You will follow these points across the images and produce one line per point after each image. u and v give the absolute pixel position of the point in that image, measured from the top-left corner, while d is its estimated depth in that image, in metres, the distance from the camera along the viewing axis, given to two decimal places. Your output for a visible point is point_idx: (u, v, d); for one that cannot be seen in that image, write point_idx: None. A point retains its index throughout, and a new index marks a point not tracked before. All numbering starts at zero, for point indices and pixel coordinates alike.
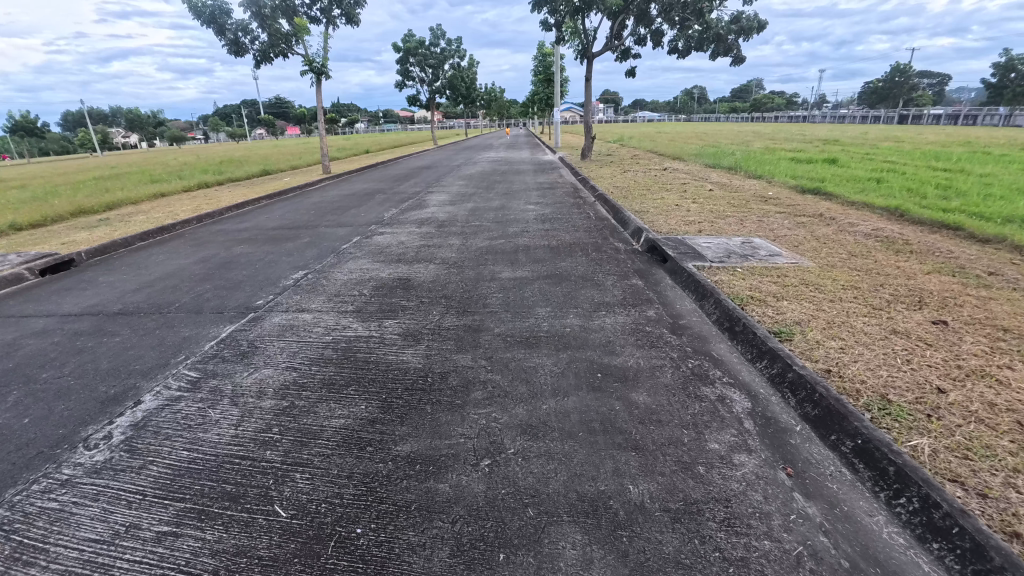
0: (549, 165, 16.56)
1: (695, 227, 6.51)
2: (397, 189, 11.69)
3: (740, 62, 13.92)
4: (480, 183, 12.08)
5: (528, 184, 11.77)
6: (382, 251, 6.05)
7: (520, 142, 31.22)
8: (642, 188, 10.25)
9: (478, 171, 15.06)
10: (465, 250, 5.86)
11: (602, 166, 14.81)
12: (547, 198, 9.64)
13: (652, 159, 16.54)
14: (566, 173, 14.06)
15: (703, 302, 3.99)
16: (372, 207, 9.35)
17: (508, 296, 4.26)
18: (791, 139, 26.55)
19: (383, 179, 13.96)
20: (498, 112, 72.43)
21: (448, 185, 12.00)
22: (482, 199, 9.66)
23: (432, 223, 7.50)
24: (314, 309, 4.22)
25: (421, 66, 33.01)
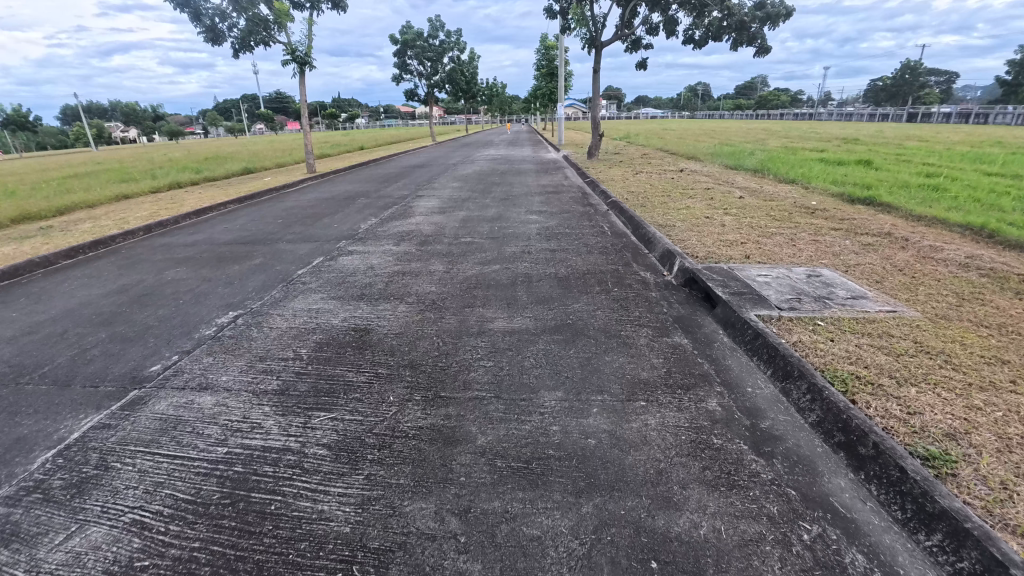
0: (553, 165, 15.23)
1: (738, 248, 5.19)
2: (382, 192, 10.37)
3: (765, 52, 12.50)
4: (475, 186, 10.75)
5: (529, 187, 10.42)
6: (344, 280, 4.76)
7: (522, 139, 29.79)
8: (661, 194, 8.91)
9: (476, 171, 13.76)
10: (449, 280, 4.57)
11: (612, 166, 13.45)
12: (552, 205, 8.32)
13: (665, 159, 15.17)
14: (571, 174, 12.73)
15: (789, 386, 2.71)
16: (349, 214, 8.07)
17: (500, 367, 2.97)
18: (808, 139, 25.19)
19: (370, 180, 12.64)
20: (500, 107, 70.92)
21: (440, 187, 10.68)
22: (476, 206, 8.35)
23: (413, 237, 6.20)
24: (223, 386, 2.94)
25: (418, 59, 31.50)
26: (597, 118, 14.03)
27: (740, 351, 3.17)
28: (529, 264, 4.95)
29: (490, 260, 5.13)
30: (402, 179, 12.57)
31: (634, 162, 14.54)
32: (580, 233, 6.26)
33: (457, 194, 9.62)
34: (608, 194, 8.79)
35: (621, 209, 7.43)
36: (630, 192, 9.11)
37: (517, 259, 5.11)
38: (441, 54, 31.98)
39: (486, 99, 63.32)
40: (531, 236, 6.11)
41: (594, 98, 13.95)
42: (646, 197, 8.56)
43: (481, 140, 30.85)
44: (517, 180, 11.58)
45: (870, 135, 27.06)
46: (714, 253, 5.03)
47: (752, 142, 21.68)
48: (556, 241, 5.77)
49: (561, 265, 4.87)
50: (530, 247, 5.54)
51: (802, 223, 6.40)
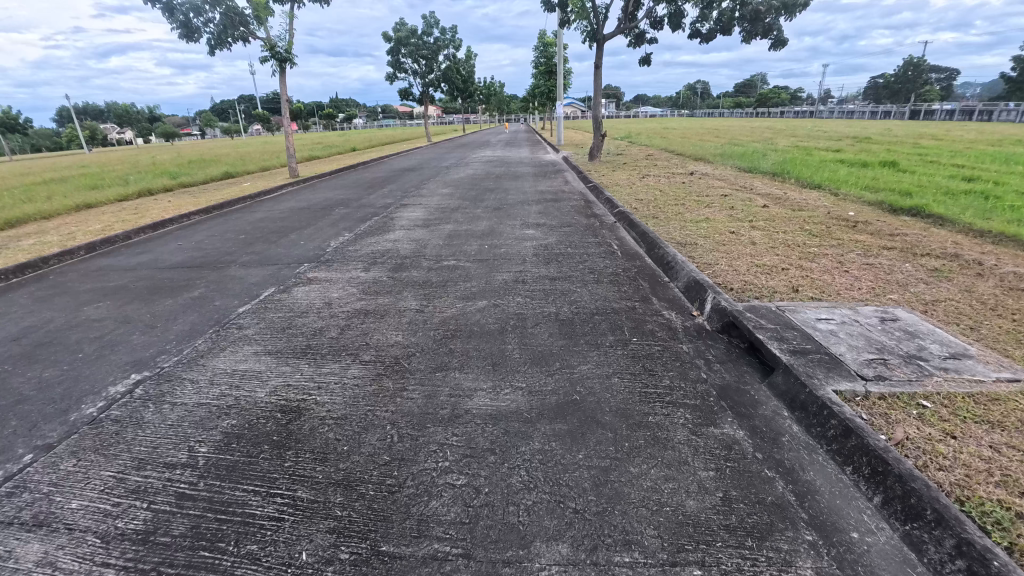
0: (552, 167, 14.27)
1: (780, 276, 4.23)
2: (364, 200, 9.40)
3: (781, 45, 11.49)
4: (467, 192, 9.79)
5: (526, 194, 9.45)
6: (291, 322, 3.80)
7: (520, 140, 28.79)
8: (673, 201, 7.94)
9: (469, 175, 12.80)
10: (422, 323, 3.62)
11: (616, 169, 12.49)
12: (551, 216, 7.36)
13: (671, 160, 14.21)
14: (572, 177, 11.78)
15: (919, 536, 1.75)
16: (322, 228, 7.10)
17: (475, 491, 2.00)
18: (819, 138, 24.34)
19: (354, 185, 11.67)
20: (498, 107, 70.05)
21: (429, 194, 9.72)
22: (465, 217, 7.38)
23: (387, 260, 5.25)
24: (66, 524, 1.97)
25: (412, 57, 30.48)
26: (599, 117, 13.06)
27: (822, 455, 2.21)
28: (523, 299, 3.99)
29: (475, 293, 4.16)
30: (388, 184, 11.60)
31: (639, 164, 13.57)
32: (584, 253, 5.30)
33: (445, 203, 8.65)
34: (613, 202, 7.82)
35: (631, 221, 6.47)
36: (637, 199, 8.14)
37: (508, 292, 4.15)
38: (436, 52, 30.98)
39: (484, 98, 62.29)
40: (526, 257, 5.16)
41: (596, 96, 12.96)
42: (657, 206, 7.59)
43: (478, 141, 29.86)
44: (512, 185, 10.62)
45: (879, 134, 26.12)
46: (752, 283, 4.07)
47: (760, 142, 20.69)
48: (557, 265, 4.82)
49: (562, 302, 3.91)
50: (525, 274, 4.58)
51: (846, 239, 5.45)
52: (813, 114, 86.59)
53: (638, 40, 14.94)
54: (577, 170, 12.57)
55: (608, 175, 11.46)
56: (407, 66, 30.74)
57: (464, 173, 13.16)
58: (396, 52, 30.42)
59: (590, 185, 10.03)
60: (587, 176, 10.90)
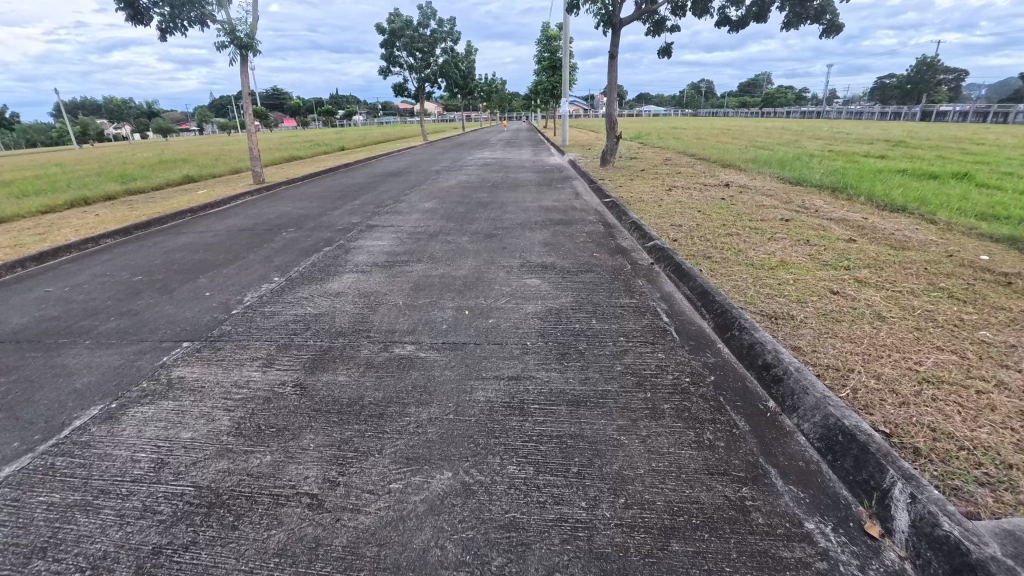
0: (558, 173, 12.32)
1: (984, 415, 2.34)
2: (322, 218, 7.43)
3: (835, 31, 9.49)
4: (452, 209, 7.82)
5: (527, 212, 7.49)
6: (62, 528, 1.92)
7: (522, 140, 26.77)
8: (722, 227, 5.97)
9: (460, 182, 10.89)
10: (306, 560, 1.70)
11: (634, 177, 10.49)
12: (560, 249, 5.41)
13: (695, 166, 12.21)
14: (582, 187, 9.85)
15: None
16: (247, 267, 5.18)
17: None
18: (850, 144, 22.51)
19: (320, 196, 9.69)
20: (500, 104, 68.08)
21: (405, 210, 7.81)
22: (445, 249, 5.43)
23: (308, 342, 3.33)
24: None
25: (406, 50, 28.41)
26: (614, 115, 11.07)
27: None
28: (518, 471, 2.06)
29: (431, 443, 2.25)
30: (362, 194, 9.64)
31: (659, 170, 11.57)
32: (614, 328, 3.35)
33: (423, 226, 6.70)
34: (642, 227, 5.83)
35: (675, 262, 4.49)
36: (672, 224, 6.16)
37: (492, 442, 2.23)
38: (432, 44, 28.94)
39: (484, 95, 60.23)
40: (525, 338, 3.22)
41: (610, 91, 10.98)
42: (702, 234, 5.62)
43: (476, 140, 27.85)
44: (510, 198, 8.67)
45: (907, 136, 24.17)
46: (948, 439, 2.18)
47: (787, 144, 18.66)
48: (576, 364, 2.89)
49: (598, 483, 1.98)
50: (522, 388, 2.65)
51: (1022, 311, 3.53)
52: (821, 114, 84.34)
53: (657, 28, 12.98)
54: (587, 177, 10.62)
55: (625, 184, 9.51)
56: (400, 60, 28.68)
57: (455, 180, 11.22)
58: (389, 45, 28.38)
59: (606, 200, 8.07)
60: (600, 188, 8.92)
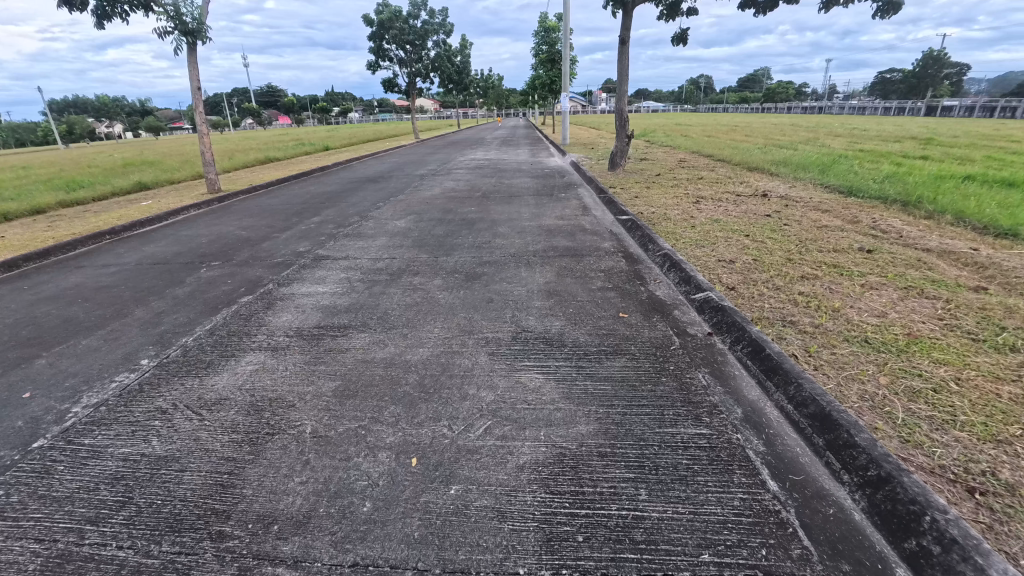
0: (559, 177, 10.70)
1: None
2: (263, 246, 5.83)
3: (893, 7, 7.89)
4: (428, 228, 6.20)
5: (524, 233, 5.87)
6: None
7: (520, 138, 25.08)
8: (788, 262, 4.37)
9: (445, 190, 9.27)
10: None
11: (650, 183, 8.86)
12: (569, 295, 3.79)
13: (718, 169, 10.60)
14: (588, 197, 8.25)
15: None
16: (119, 336, 3.60)
17: None
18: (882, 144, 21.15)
19: (275, 210, 8.04)
20: (497, 101, 66.33)
21: (369, 232, 6.19)
22: (405, 302, 3.83)
23: (106, 552, 1.76)
24: None
25: (396, 43, 26.64)
26: (626, 112, 9.44)
27: None
28: None
29: None
30: (325, 207, 8.01)
31: (677, 174, 9.95)
32: (686, 518, 1.76)
33: (386, 256, 5.10)
34: (680, 262, 4.21)
35: (751, 339, 2.89)
36: (718, 254, 4.54)
37: None
38: (424, 37, 27.18)
39: (480, 91, 58.45)
40: (516, 556, 1.63)
41: (622, 82, 9.34)
42: (766, 275, 4.01)
43: (470, 139, 26.09)
44: (503, 213, 7.06)
45: (930, 133, 22.68)
46: None
47: (809, 142, 17.03)
48: None
49: None
50: None
51: None
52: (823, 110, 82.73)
53: (672, 11, 11.36)
54: (594, 184, 9.01)
55: (640, 194, 7.91)
56: (390, 54, 26.90)
57: (439, 187, 9.63)
58: (377, 37, 26.60)
59: (621, 217, 6.48)
60: (612, 200, 7.32)
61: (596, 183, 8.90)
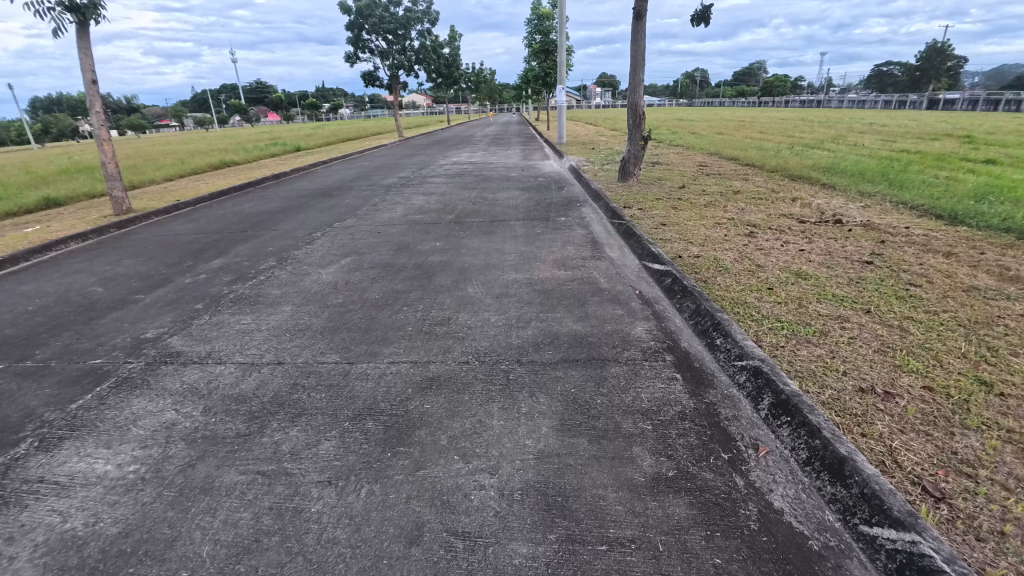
0: (555, 187, 8.59)
1: None
2: (100, 324, 3.73)
3: None
4: (363, 285, 4.11)
5: (507, 292, 3.77)
6: None
7: (512, 136, 22.97)
8: (990, 393, 2.35)
9: (408, 208, 7.15)
10: None
11: (675, 200, 6.80)
12: (587, 510, 1.76)
13: (751, 177, 8.55)
14: (595, 219, 6.15)
15: None
16: None
17: None
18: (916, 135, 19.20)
19: (174, 244, 5.93)
20: (490, 95, 64.01)
21: (273, 291, 4.11)
22: (235, 526, 1.78)
23: None
24: None
25: (375, 33, 24.31)
26: (641, 106, 7.36)
27: None
28: None
29: None
30: (241, 240, 5.89)
31: (705, 185, 7.88)
32: None
33: (271, 355, 3.02)
34: (799, 403, 2.17)
35: None
36: (850, 370, 2.52)
37: None
38: (407, 26, 24.85)
39: (471, 86, 56.04)
40: None
41: (637, 69, 7.23)
42: (981, 444, 2.01)
43: (458, 137, 23.94)
44: (479, 249, 4.95)
45: (960, 130, 20.77)
46: None
47: (837, 140, 15.01)
48: None
49: None
50: None
51: None
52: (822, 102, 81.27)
53: None
54: (601, 200, 6.92)
55: (666, 216, 5.86)
56: (369, 45, 24.58)
57: (403, 204, 7.52)
58: (356, 27, 24.26)
59: (645, 260, 4.40)
60: (630, 225, 5.24)
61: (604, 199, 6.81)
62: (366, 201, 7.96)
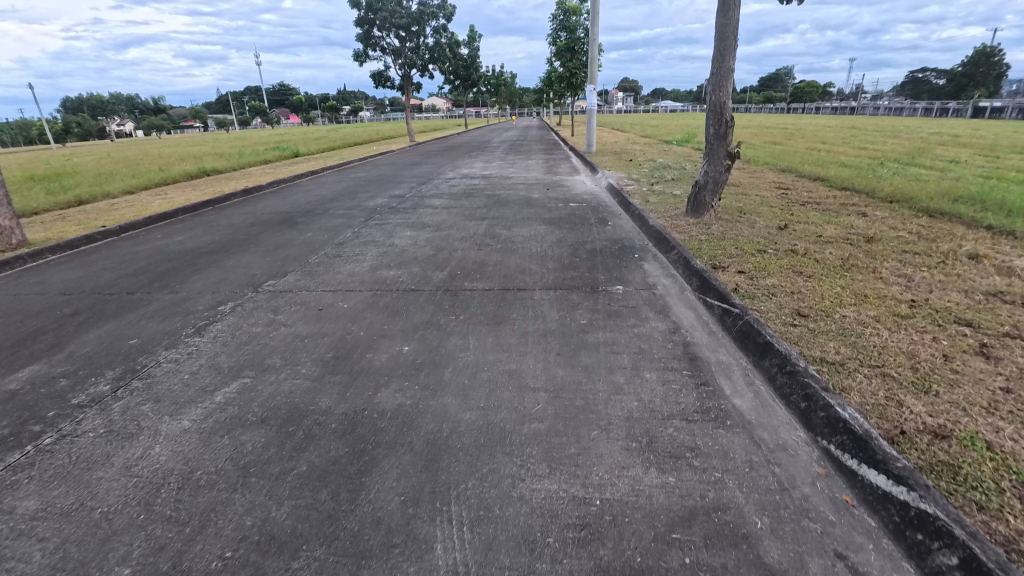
0: (594, 216, 6.26)
1: None
2: None
3: None
4: (213, 498, 1.87)
5: (528, 574, 1.48)
6: None
7: (532, 143, 20.75)
8: None
9: (384, 253, 4.88)
10: None
11: (786, 250, 4.41)
12: None
13: (868, 209, 6.10)
14: (669, 284, 3.80)
15: None
16: None
17: None
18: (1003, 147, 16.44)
19: (6, 320, 3.80)
20: (509, 99, 62.08)
21: (22, 501, 1.90)
22: None
23: None
24: None
25: (386, 28, 22.26)
26: (729, 109, 4.90)
27: None
28: None
29: None
30: (108, 317, 3.74)
31: (814, 223, 5.46)
32: None
33: None
34: None
35: None
36: None
37: None
38: (421, 21, 22.75)
39: (491, 90, 53.83)
40: None
41: (727, 51, 4.81)
42: None
43: (474, 143, 21.81)
44: (476, 367, 2.64)
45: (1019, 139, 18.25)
46: None
47: (928, 155, 12.38)
48: None
49: None
50: None
51: None
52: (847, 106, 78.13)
53: None
54: (670, 246, 4.49)
55: (796, 292, 3.46)
56: (380, 42, 22.55)
57: (381, 244, 5.24)
58: (365, 22, 22.25)
59: (821, 437, 2.06)
60: (753, 320, 2.85)
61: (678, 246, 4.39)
62: (332, 236, 5.73)
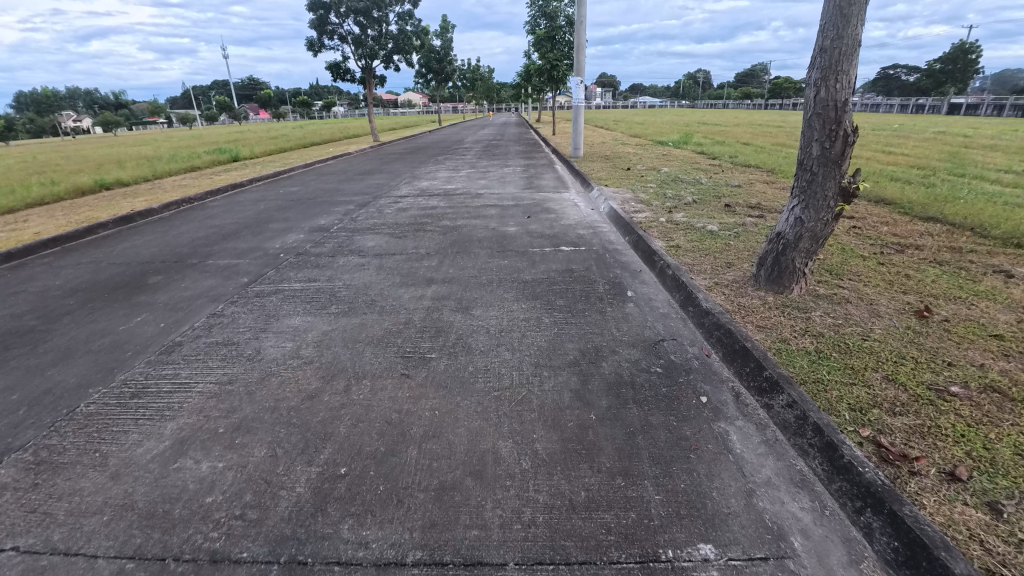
0: (599, 270, 4.07)
1: None
2: None
3: None
4: None
5: None
6: None
7: (509, 142, 18.56)
8: None
9: (225, 386, 2.59)
10: None
11: (981, 385, 2.35)
12: None
13: (1006, 263, 4.09)
14: (815, 522, 1.67)
15: None
16: None
17: None
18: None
19: None
20: (486, 93, 59.65)
21: None
22: None
23: None
24: None
25: (343, 14, 19.71)
26: (852, 116, 2.75)
27: None
28: None
29: None
30: None
31: (957, 296, 3.41)
32: None
33: None
34: None
35: None
36: None
37: None
38: (383, 7, 20.24)
39: (466, 84, 51.24)
40: None
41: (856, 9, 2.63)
42: None
43: (445, 143, 19.49)
44: None
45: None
46: None
47: (971, 160, 10.60)
48: None
49: None
50: None
51: None
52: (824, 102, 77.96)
53: None
54: (765, 373, 2.37)
55: None
56: (337, 29, 20.00)
57: (235, 354, 2.94)
58: (318, 6, 19.64)
59: None
60: None
61: (787, 380, 2.28)
62: (171, 326, 3.41)
